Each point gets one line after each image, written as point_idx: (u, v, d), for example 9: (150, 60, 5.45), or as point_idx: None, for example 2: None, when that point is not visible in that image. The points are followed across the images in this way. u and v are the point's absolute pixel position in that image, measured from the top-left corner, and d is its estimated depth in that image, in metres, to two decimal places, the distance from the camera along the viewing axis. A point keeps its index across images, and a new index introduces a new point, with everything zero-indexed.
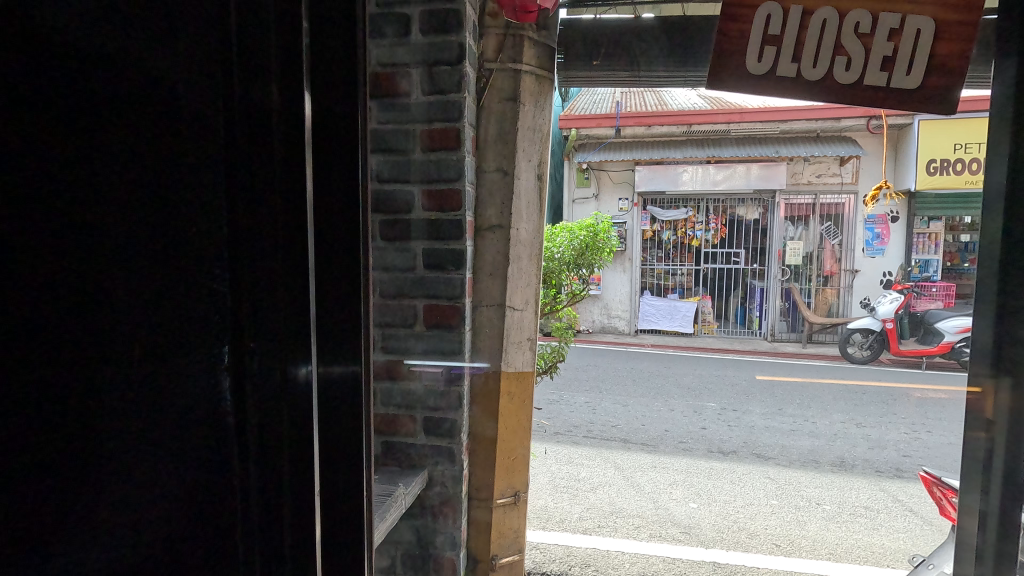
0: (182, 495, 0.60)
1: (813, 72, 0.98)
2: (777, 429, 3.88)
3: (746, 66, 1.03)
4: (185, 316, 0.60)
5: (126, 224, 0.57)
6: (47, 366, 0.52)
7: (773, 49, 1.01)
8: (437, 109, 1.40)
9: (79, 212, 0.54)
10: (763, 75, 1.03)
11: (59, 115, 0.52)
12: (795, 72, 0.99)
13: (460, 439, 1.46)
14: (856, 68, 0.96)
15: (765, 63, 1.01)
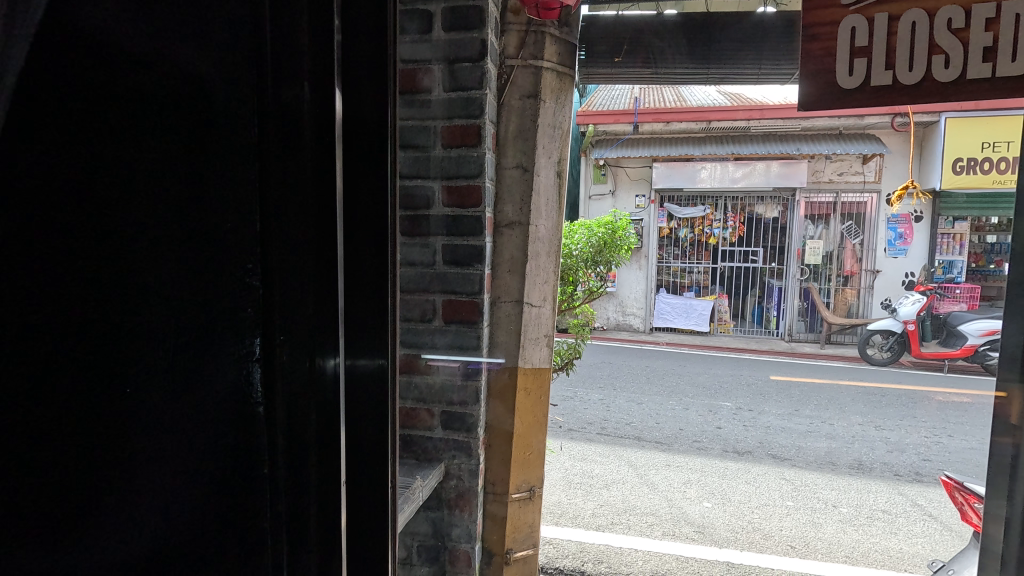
0: (207, 485, 0.61)
1: (910, 75, 0.93)
2: (794, 430, 3.85)
3: (836, 82, 1.00)
4: (214, 309, 0.60)
5: (161, 212, 0.58)
6: (81, 336, 0.56)
7: (863, 60, 0.97)
8: (459, 105, 1.42)
9: (109, 195, 0.56)
10: (855, 88, 0.98)
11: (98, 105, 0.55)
12: (892, 79, 0.95)
13: (477, 433, 1.47)
14: (958, 64, 0.90)
15: (856, 75, 0.98)
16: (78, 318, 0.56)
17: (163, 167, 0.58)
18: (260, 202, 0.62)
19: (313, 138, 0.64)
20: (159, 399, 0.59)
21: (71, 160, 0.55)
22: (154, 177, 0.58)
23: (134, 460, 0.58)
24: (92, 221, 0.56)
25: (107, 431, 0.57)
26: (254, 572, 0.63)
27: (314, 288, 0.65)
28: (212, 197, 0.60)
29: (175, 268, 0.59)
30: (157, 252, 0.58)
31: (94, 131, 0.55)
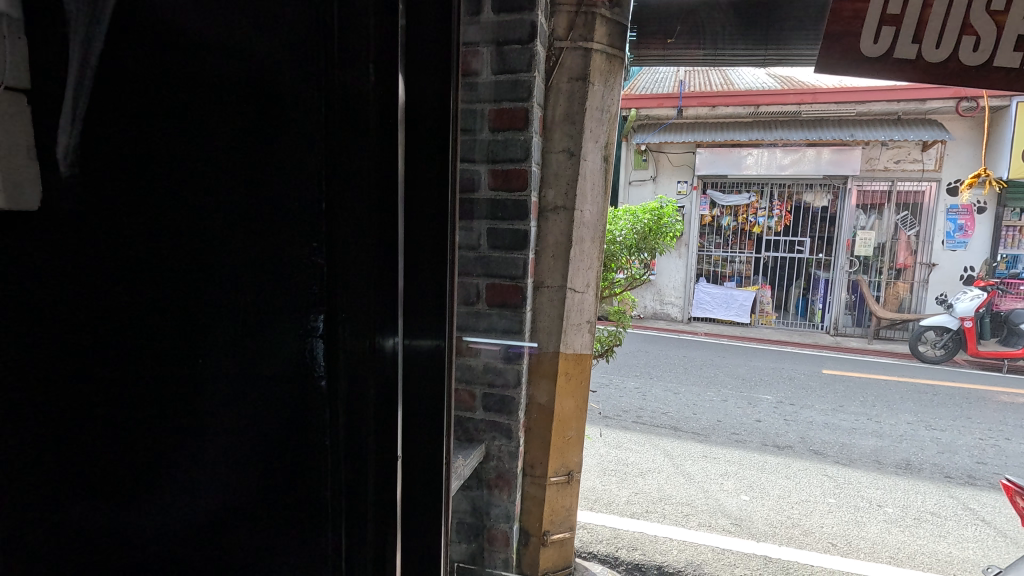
0: (275, 447, 0.66)
1: (932, 53, 1.22)
2: (838, 426, 3.74)
3: (863, 51, 1.28)
4: (282, 287, 0.63)
5: (238, 194, 0.63)
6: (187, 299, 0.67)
7: (892, 31, 1.23)
8: (506, 88, 1.41)
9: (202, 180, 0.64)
10: (880, 56, 1.27)
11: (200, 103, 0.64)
12: (916, 52, 1.23)
13: (518, 416, 1.49)
14: (981, 48, 1.17)
15: (880, 46, 1.26)
16: (165, 291, 0.64)
17: (237, 155, 0.61)
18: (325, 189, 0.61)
19: (375, 125, 0.61)
20: (229, 371, 0.64)
21: (163, 151, 0.61)
22: (225, 164, 0.61)
23: (206, 419, 0.65)
24: (176, 207, 0.62)
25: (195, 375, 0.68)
26: (314, 542, 0.65)
27: (377, 269, 0.64)
28: (282, 184, 0.61)
29: (249, 245, 0.64)
30: (229, 235, 0.62)
31: (177, 123, 0.61)
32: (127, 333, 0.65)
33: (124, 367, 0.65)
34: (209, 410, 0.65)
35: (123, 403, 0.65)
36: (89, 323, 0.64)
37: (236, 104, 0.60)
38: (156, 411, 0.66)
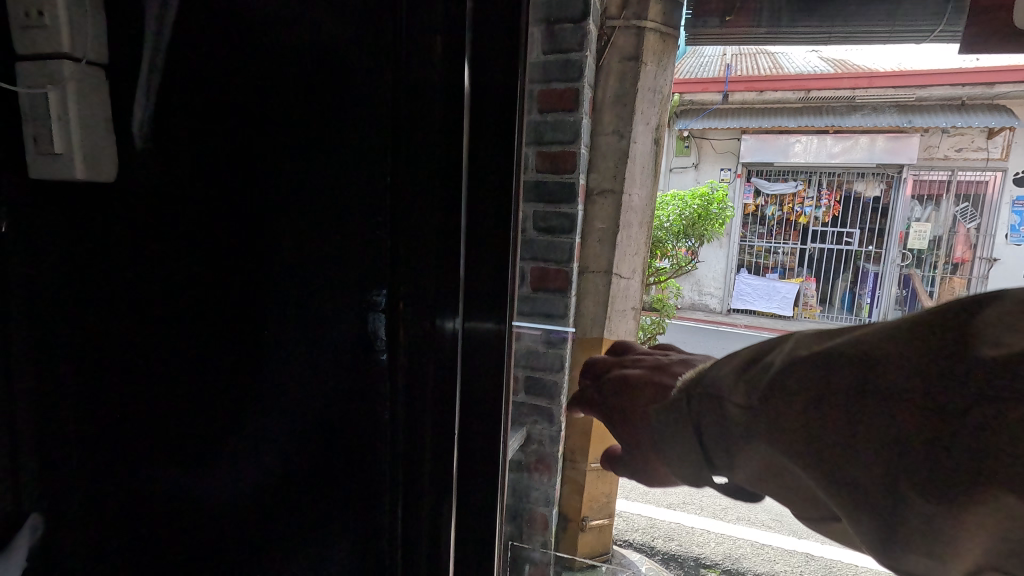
0: (336, 412, 0.68)
1: None
2: None
3: None
4: (348, 258, 0.65)
5: (306, 167, 0.65)
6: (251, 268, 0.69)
7: None
8: (557, 68, 1.37)
9: (271, 153, 0.66)
10: None
11: (271, 71, 0.65)
12: None
13: (560, 401, 1.46)
14: None
15: None
16: (245, 271, 0.70)
17: (310, 141, 0.65)
18: (393, 168, 0.63)
19: (441, 98, 0.61)
20: (295, 344, 0.69)
21: (241, 142, 0.67)
22: (297, 141, 0.65)
23: (275, 389, 0.70)
24: (252, 193, 0.68)
25: (254, 344, 0.70)
26: (373, 502, 0.69)
27: (439, 246, 0.63)
28: (353, 164, 0.64)
29: (315, 218, 0.66)
30: (299, 217, 0.67)
31: (258, 103, 0.66)
32: (208, 299, 0.71)
33: (209, 342, 0.72)
34: (277, 381, 0.70)
35: (207, 374, 0.73)
36: (183, 301, 0.73)
37: (313, 90, 0.64)
38: (230, 369, 0.72)
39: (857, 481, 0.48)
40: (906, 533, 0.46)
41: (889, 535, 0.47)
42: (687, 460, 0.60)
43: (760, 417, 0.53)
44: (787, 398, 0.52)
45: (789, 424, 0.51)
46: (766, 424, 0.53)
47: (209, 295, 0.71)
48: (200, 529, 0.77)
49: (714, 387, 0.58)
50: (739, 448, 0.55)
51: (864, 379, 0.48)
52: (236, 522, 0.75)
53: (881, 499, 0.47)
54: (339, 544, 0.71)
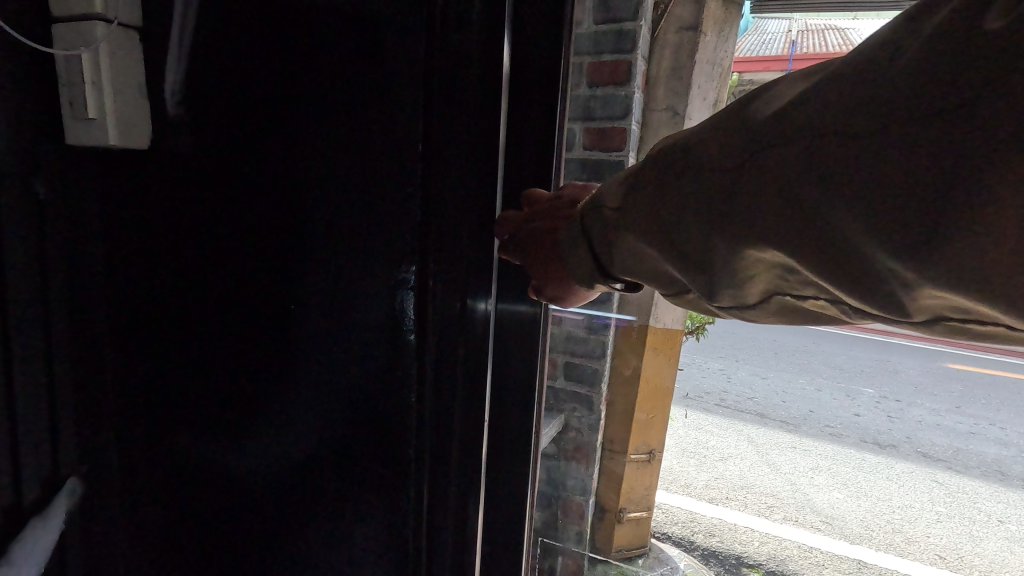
0: (360, 399, 0.63)
1: None
2: (952, 429, 3.44)
3: None
4: (375, 232, 0.60)
5: (327, 130, 0.59)
6: (267, 239, 0.63)
7: None
8: (609, 38, 1.36)
9: (287, 112, 0.60)
10: None
11: (284, 20, 0.58)
12: None
13: (599, 388, 1.49)
14: None
15: None
16: (258, 244, 0.63)
17: (336, 114, 0.58)
18: (424, 152, 0.57)
19: (481, 87, 0.58)
20: (322, 332, 0.64)
21: (263, 112, 0.60)
22: (318, 100, 0.59)
23: (299, 381, 0.65)
24: (274, 165, 0.61)
25: (271, 323, 0.65)
26: (397, 493, 0.65)
27: (473, 222, 0.60)
28: (381, 143, 0.58)
29: (338, 186, 0.60)
30: (322, 196, 0.60)
31: (270, 55, 0.59)
32: (219, 273, 0.65)
33: (221, 323, 0.66)
34: (303, 372, 0.65)
35: (219, 358, 0.67)
36: (192, 280, 0.66)
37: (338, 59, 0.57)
38: (245, 352, 0.66)
39: (680, 245, 0.48)
40: (722, 281, 0.47)
41: (711, 290, 0.48)
42: (574, 275, 0.57)
43: (620, 221, 0.52)
44: (640, 184, 0.51)
45: (635, 211, 0.51)
46: (622, 222, 0.52)
47: (221, 271, 0.65)
48: (211, 526, 0.71)
49: (592, 206, 0.55)
50: (602, 246, 0.54)
51: (686, 155, 0.47)
52: (250, 517, 0.70)
53: (702, 259, 0.47)
54: (363, 536, 0.67)
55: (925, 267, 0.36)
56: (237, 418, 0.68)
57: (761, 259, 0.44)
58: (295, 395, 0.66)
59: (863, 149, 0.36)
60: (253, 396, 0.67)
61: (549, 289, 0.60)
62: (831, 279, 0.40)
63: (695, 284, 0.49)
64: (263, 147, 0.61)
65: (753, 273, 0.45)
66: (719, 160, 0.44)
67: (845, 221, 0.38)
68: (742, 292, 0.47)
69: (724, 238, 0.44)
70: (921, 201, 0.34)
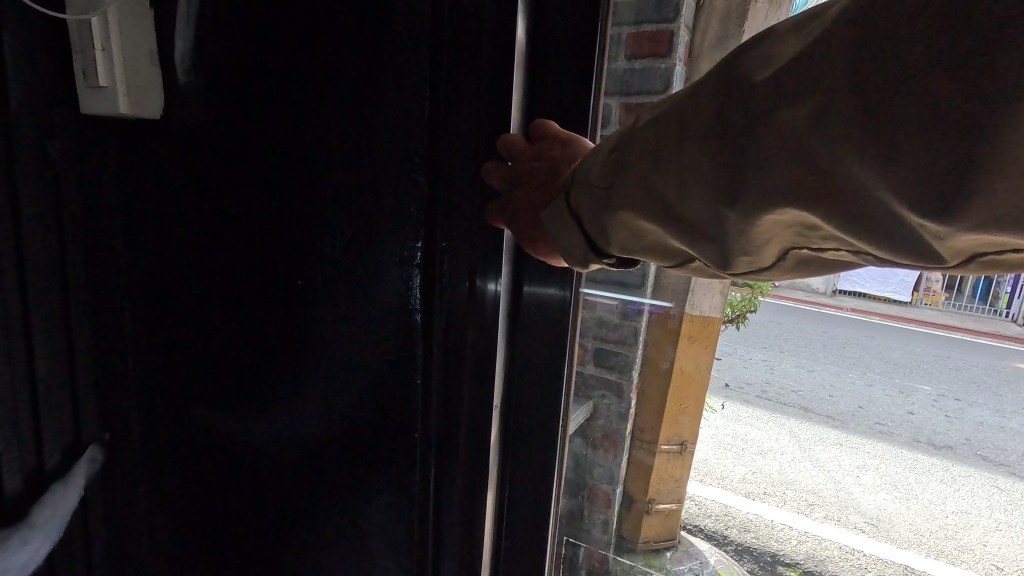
0: (368, 382, 0.61)
1: None
2: (1017, 432, 3.23)
3: None
4: (382, 207, 0.56)
5: (333, 99, 0.56)
6: (275, 215, 0.61)
7: None
8: (650, 5, 1.25)
9: (296, 82, 0.57)
10: None
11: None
12: None
13: (630, 375, 1.38)
14: None
15: None
16: (268, 217, 0.61)
17: (342, 92, 0.56)
18: (433, 131, 0.54)
19: (494, 65, 0.54)
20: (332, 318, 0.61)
21: (274, 91, 0.58)
22: (324, 68, 0.56)
23: (308, 367, 0.63)
24: (284, 146, 0.59)
25: (279, 301, 0.63)
26: (403, 479, 0.62)
27: (485, 196, 0.57)
28: (387, 123, 0.55)
29: (344, 160, 0.57)
30: (329, 167, 0.57)
31: (278, 24, 0.57)
32: (231, 249, 0.64)
33: (233, 299, 0.65)
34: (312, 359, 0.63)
35: (232, 334, 0.67)
36: (204, 253, 0.66)
37: (344, 32, 0.54)
38: (255, 330, 0.65)
39: (688, 213, 0.43)
40: (736, 253, 0.42)
41: (723, 259, 0.43)
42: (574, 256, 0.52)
43: (612, 194, 0.47)
44: (629, 152, 0.45)
45: (628, 181, 0.45)
46: (617, 198, 0.47)
47: (232, 244, 0.64)
48: (227, 502, 0.72)
49: (579, 173, 0.50)
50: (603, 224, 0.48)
51: (676, 120, 0.42)
52: (262, 497, 0.70)
53: (710, 230, 0.42)
54: (373, 522, 0.65)
55: (978, 221, 0.32)
56: (249, 395, 0.67)
57: (774, 224, 0.39)
58: (303, 377, 0.64)
59: (894, 91, 0.32)
60: (262, 373, 0.66)
61: (540, 250, 0.54)
62: (858, 240, 0.36)
63: (707, 256, 0.44)
64: (267, 118, 0.59)
65: (767, 240, 0.41)
66: (713, 126, 0.40)
67: (862, 177, 0.34)
68: (750, 260, 0.43)
69: (732, 208, 0.40)
70: (950, 151, 0.31)
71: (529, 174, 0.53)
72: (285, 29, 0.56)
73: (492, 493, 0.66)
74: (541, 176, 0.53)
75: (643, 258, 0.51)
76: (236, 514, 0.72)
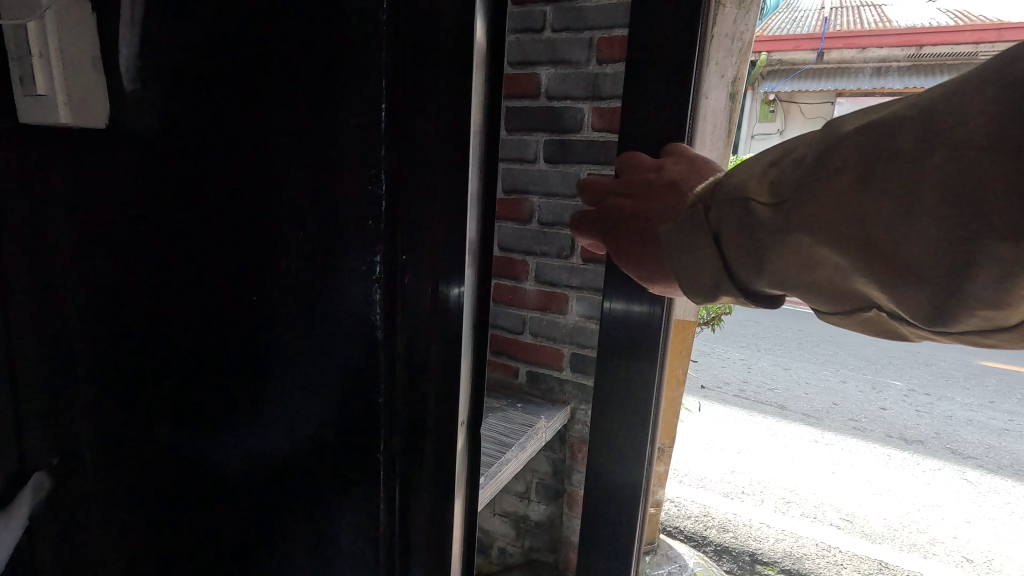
0: (330, 409, 0.56)
1: None
2: (985, 425, 3.31)
3: None
4: (338, 219, 0.51)
5: (276, 103, 0.51)
6: (227, 228, 0.56)
7: None
8: (620, 13, 1.46)
9: (234, 86, 0.52)
10: None
11: None
12: None
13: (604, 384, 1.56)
14: None
15: None
16: (221, 233, 0.57)
17: (284, 95, 0.50)
18: (389, 135, 0.48)
19: (452, 66, 0.50)
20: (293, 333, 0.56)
21: (215, 90, 0.53)
22: (264, 70, 0.50)
23: (269, 387, 0.59)
24: (230, 157, 0.54)
25: (238, 322, 0.58)
26: (364, 506, 0.57)
27: (447, 206, 0.53)
28: (335, 129, 0.49)
29: (293, 170, 0.52)
30: (279, 179, 0.52)
31: (212, 22, 0.51)
32: (180, 265, 0.60)
33: (186, 319, 0.61)
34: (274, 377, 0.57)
35: (184, 355, 0.62)
36: (150, 271, 0.61)
37: (283, 23, 0.49)
38: (210, 352, 0.60)
39: (897, 250, 0.49)
40: (953, 288, 0.48)
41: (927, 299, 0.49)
42: (695, 280, 0.61)
43: (784, 223, 0.55)
44: (807, 190, 0.54)
45: (814, 212, 0.53)
46: (785, 224, 0.55)
47: (182, 260, 0.59)
48: (180, 536, 0.67)
49: (730, 198, 0.59)
50: (748, 252, 0.58)
51: (880, 163, 0.50)
52: (213, 533, 0.65)
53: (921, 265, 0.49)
54: (335, 556, 0.60)
55: None
56: (205, 421, 0.63)
57: (996, 264, 0.45)
58: (261, 403, 0.59)
59: None
60: (219, 398, 0.61)
61: (682, 266, 0.62)
62: None
63: (914, 295, 0.50)
64: (212, 126, 0.54)
65: (954, 292, 0.48)
66: (932, 171, 0.47)
67: None
68: (922, 307, 0.50)
69: (968, 245, 0.46)
70: None
71: (640, 182, 0.68)
72: (219, 29, 0.51)
73: (457, 504, 0.61)
74: (655, 187, 0.67)
75: (794, 294, 0.58)
76: (191, 547, 0.66)
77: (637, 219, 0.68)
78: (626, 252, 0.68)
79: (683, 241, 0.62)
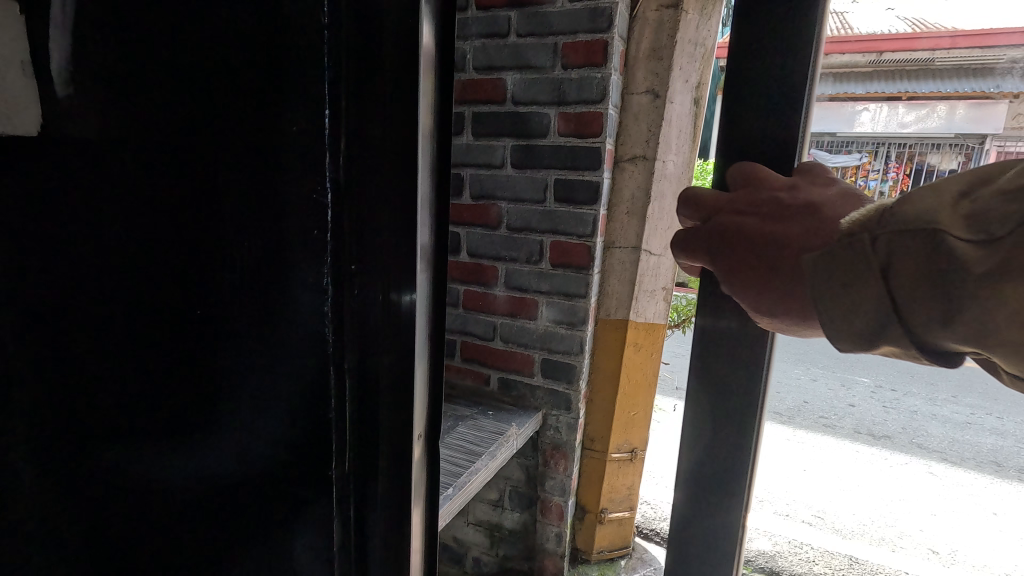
0: (279, 424, 0.54)
1: None
2: (948, 419, 3.42)
3: None
4: (282, 227, 0.49)
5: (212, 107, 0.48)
6: (158, 241, 0.51)
7: None
8: (585, 17, 1.47)
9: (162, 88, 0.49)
10: None
11: None
12: None
13: (576, 387, 1.66)
14: None
15: None
16: (149, 248, 0.51)
17: (219, 97, 0.48)
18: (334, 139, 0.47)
19: (398, 71, 0.49)
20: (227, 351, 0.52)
21: (138, 91, 0.48)
22: (195, 70, 0.48)
23: (214, 409, 0.55)
24: (158, 162, 0.49)
25: (175, 342, 0.53)
26: (317, 523, 0.56)
27: (398, 213, 0.53)
28: (275, 134, 0.47)
29: (234, 178, 0.49)
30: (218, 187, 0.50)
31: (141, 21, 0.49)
32: (94, 287, 0.52)
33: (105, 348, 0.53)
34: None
35: (98, 394, 0.54)
36: None
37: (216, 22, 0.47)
38: (140, 381, 0.54)
39: None
40: None
41: None
42: (859, 317, 0.67)
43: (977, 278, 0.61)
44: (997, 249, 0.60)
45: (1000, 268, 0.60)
46: (981, 274, 0.61)
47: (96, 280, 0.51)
48: None
49: (904, 246, 0.64)
50: (925, 300, 0.64)
51: None
52: None
53: None
54: None
55: None
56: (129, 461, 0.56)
57: None
58: (206, 428, 0.55)
59: None
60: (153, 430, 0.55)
61: (849, 304, 0.67)
62: None
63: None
64: (137, 129, 0.49)
65: None
66: None
67: None
68: None
69: None
70: None
71: (774, 205, 0.72)
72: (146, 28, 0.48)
73: (417, 511, 0.63)
74: (792, 214, 0.71)
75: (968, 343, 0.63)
76: None
77: (759, 248, 0.72)
78: (770, 276, 0.71)
79: (819, 283, 0.68)
